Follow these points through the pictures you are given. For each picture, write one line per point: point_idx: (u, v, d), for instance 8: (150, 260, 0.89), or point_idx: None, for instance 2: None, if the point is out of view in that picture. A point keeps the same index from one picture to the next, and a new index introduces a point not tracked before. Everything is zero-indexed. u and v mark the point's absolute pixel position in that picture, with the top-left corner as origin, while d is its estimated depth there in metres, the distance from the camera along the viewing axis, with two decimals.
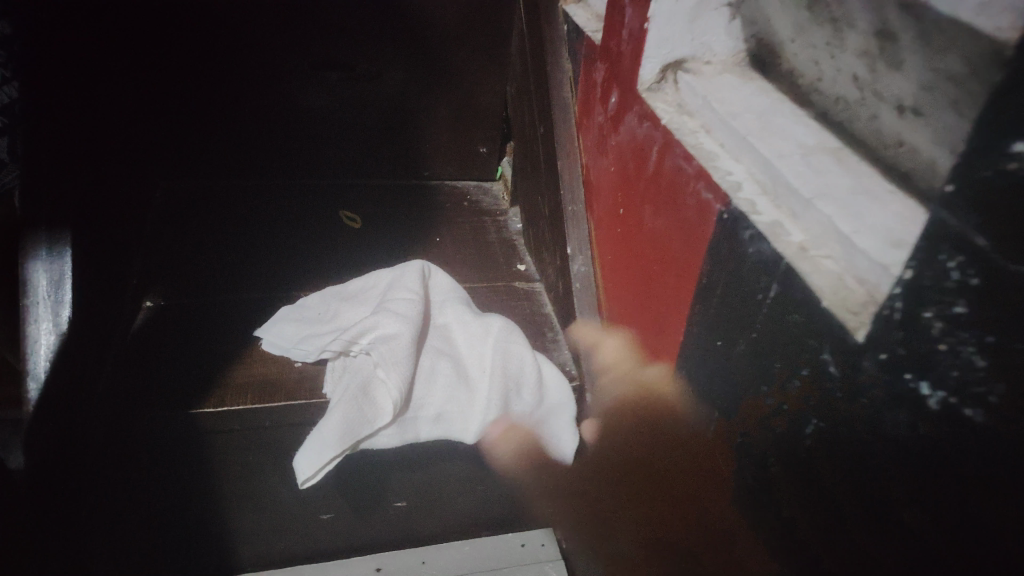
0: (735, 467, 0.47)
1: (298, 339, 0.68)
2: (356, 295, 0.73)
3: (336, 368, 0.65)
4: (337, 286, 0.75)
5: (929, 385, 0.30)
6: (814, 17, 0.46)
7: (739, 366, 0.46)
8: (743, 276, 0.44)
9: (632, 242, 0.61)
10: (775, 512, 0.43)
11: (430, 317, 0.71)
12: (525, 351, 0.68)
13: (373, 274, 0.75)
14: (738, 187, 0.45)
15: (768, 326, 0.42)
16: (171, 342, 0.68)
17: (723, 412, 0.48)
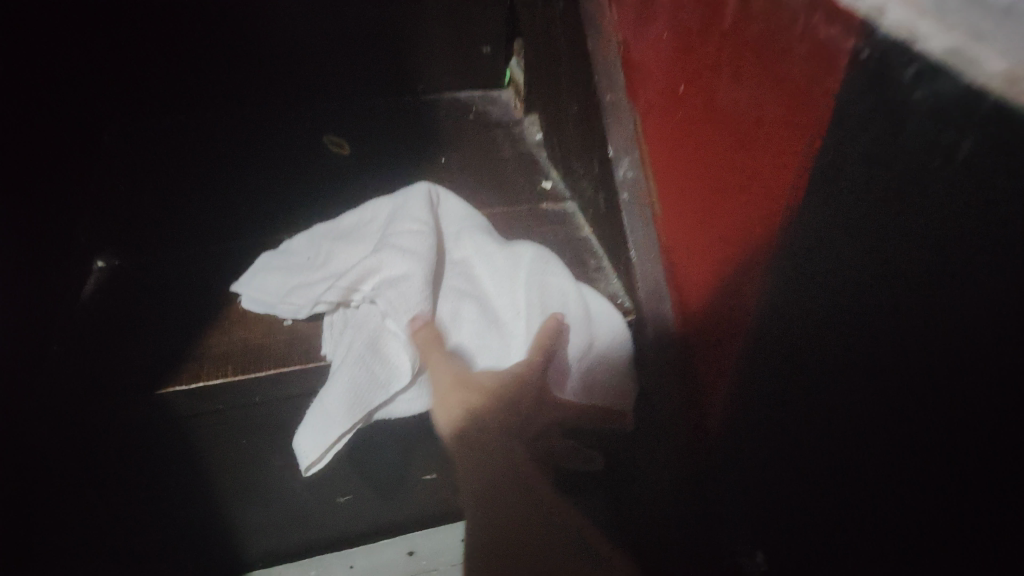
0: (860, 427, 0.33)
1: (286, 294, 0.55)
2: (350, 232, 0.60)
3: (336, 324, 0.52)
4: (327, 224, 0.62)
5: None
6: None
7: (875, 290, 0.31)
8: (887, 148, 0.29)
9: (697, 129, 0.46)
10: (930, 494, 0.29)
11: (444, 252, 0.58)
12: (567, 285, 0.53)
13: (367, 205, 0.61)
14: (882, 12, 0.29)
15: (929, 211, 0.27)
16: (132, 309, 0.55)
17: (840, 348, 0.34)
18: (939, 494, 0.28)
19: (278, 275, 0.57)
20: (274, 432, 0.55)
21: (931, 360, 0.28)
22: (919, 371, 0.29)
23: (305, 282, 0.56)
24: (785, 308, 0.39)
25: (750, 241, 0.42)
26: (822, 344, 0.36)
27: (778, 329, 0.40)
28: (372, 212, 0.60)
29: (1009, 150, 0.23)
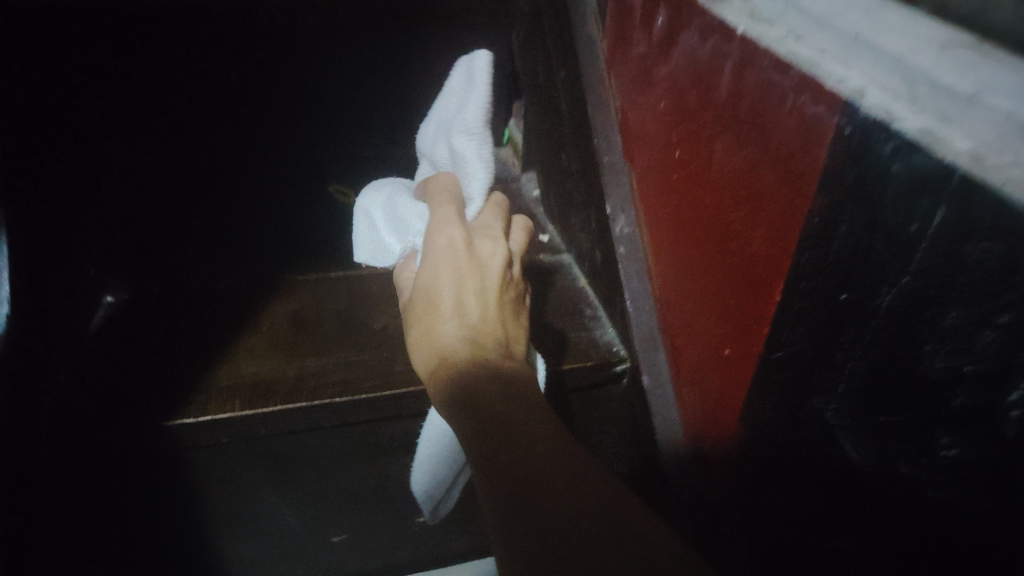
0: (872, 452, 0.36)
1: (367, 224, 0.66)
2: (453, 160, 0.63)
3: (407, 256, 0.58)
4: (436, 120, 0.66)
5: None
6: None
7: (875, 328, 0.35)
8: (889, 211, 0.34)
9: (726, 193, 0.47)
10: (942, 507, 0.32)
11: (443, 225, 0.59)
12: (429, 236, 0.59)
13: (473, 65, 0.63)
14: (862, 93, 0.36)
15: (930, 266, 0.32)
16: (140, 340, 0.58)
17: (845, 385, 0.38)
18: (828, 502, 0.40)
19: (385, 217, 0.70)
20: (276, 466, 0.57)
21: (803, 373, 0.41)
22: (790, 381, 0.43)
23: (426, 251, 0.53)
24: (783, 350, 0.43)
25: (757, 308, 0.45)
26: (830, 383, 0.39)
27: (773, 371, 0.44)
28: (472, 142, 0.62)
29: (982, 222, 0.29)
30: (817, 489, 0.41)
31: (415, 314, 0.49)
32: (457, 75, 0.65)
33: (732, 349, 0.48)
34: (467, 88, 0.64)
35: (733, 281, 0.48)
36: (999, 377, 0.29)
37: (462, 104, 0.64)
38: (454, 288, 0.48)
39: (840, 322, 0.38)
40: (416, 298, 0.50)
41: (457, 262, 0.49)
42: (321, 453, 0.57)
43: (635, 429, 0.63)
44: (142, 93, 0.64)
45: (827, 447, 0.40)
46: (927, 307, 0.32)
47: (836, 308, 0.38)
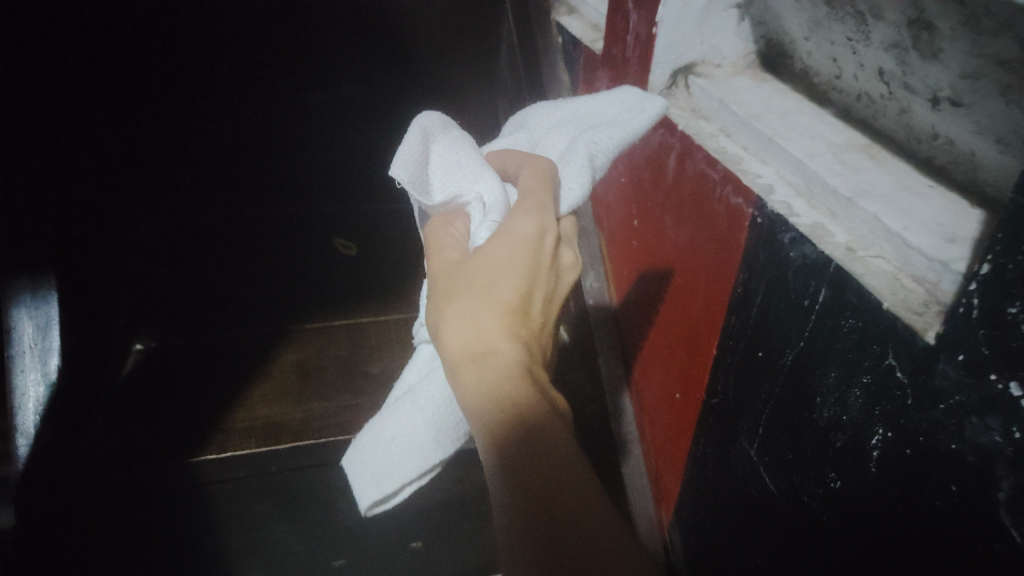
0: (784, 485, 0.44)
1: (414, 143, 0.51)
2: (554, 144, 0.52)
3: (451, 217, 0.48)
4: (561, 105, 0.55)
5: (1019, 385, 0.28)
6: (835, 14, 0.45)
7: (783, 379, 0.43)
8: (787, 286, 0.42)
9: (673, 260, 0.56)
10: (833, 531, 0.39)
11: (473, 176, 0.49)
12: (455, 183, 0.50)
13: (628, 96, 0.53)
14: (770, 189, 0.44)
15: (817, 334, 0.40)
16: (168, 382, 0.66)
17: (766, 428, 0.46)
18: (753, 529, 0.48)
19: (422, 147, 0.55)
20: (284, 499, 0.64)
21: (733, 417, 0.49)
22: (724, 424, 0.51)
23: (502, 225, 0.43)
24: (719, 396, 0.51)
25: (699, 360, 0.53)
26: (754, 426, 0.47)
27: (713, 414, 0.52)
28: (584, 154, 0.50)
29: (849, 302, 0.37)
30: (745, 517, 0.49)
31: (456, 272, 0.41)
32: (617, 93, 0.54)
33: (682, 394, 0.57)
34: (614, 108, 0.53)
35: (680, 336, 0.56)
36: (865, 423, 0.37)
37: (599, 117, 0.53)
38: (524, 282, 0.39)
39: (758, 376, 0.46)
40: (470, 265, 0.40)
41: (537, 259, 0.41)
42: (325, 487, 0.64)
43: (606, 461, 0.70)
44: (160, 117, 0.80)
45: (753, 481, 0.47)
46: (816, 367, 0.40)
47: (755, 363, 0.46)
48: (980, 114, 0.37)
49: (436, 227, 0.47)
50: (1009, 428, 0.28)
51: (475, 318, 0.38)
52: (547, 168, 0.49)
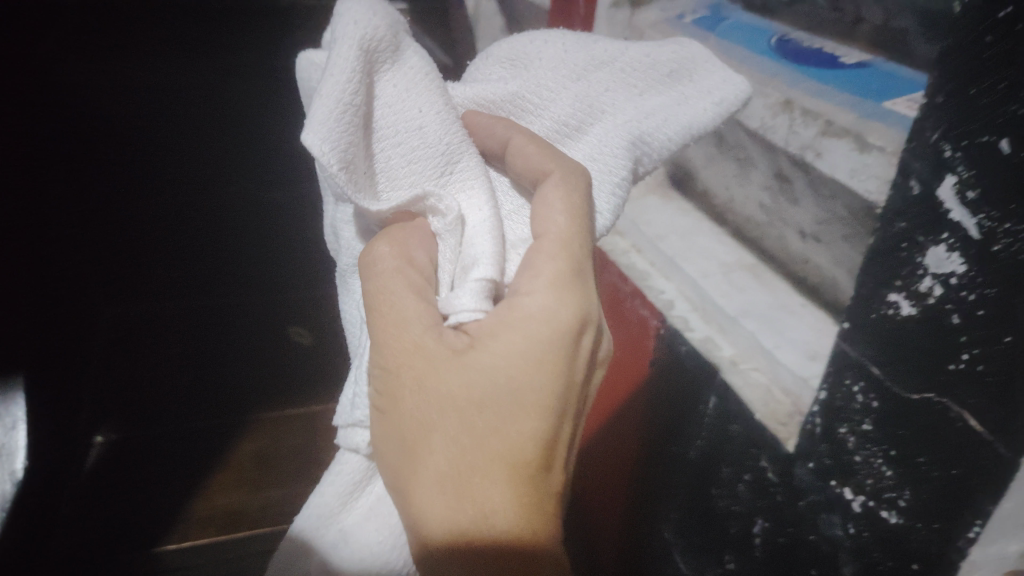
0: (696, 565, 0.50)
1: (349, 86, 0.33)
2: (580, 114, 0.41)
3: (413, 229, 0.36)
4: (581, 47, 0.42)
5: (851, 489, 0.35)
6: (723, 155, 0.54)
7: (688, 470, 0.50)
8: (686, 389, 0.49)
9: None
10: None
11: (439, 164, 0.37)
12: (410, 165, 0.37)
13: (687, 57, 0.42)
14: (671, 305, 0.51)
15: (711, 435, 0.47)
16: (137, 469, 0.68)
17: (680, 513, 0.52)
18: None
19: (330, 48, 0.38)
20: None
21: (653, 501, 0.55)
22: (646, 506, 0.57)
23: (515, 297, 0.33)
24: (641, 482, 0.57)
25: (622, 448, 0.60)
26: (670, 510, 0.53)
27: (637, 497, 0.58)
28: (627, 147, 0.40)
29: (730, 410, 0.44)
30: None
31: (442, 373, 0.32)
32: (672, 49, 0.42)
33: (610, 477, 0.63)
34: (669, 77, 0.42)
35: (607, 425, 0.62)
36: (750, 513, 0.43)
37: (646, 88, 0.42)
38: (522, 399, 0.32)
39: (669, 466, 0.53)
40: (466, 373, 0.32)
41: (569, 365, 0.33)
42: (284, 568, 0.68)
43: None
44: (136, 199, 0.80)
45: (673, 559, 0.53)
46: (713, 465, 0.47)
47: (666, 454, 0.53)
48: (835, 251, 0.44)
49: (395, 270, 0.34)
50: (846, 523, 0.36)
51: (476, 463, 0.32)
52: (581, 185, 0.36)
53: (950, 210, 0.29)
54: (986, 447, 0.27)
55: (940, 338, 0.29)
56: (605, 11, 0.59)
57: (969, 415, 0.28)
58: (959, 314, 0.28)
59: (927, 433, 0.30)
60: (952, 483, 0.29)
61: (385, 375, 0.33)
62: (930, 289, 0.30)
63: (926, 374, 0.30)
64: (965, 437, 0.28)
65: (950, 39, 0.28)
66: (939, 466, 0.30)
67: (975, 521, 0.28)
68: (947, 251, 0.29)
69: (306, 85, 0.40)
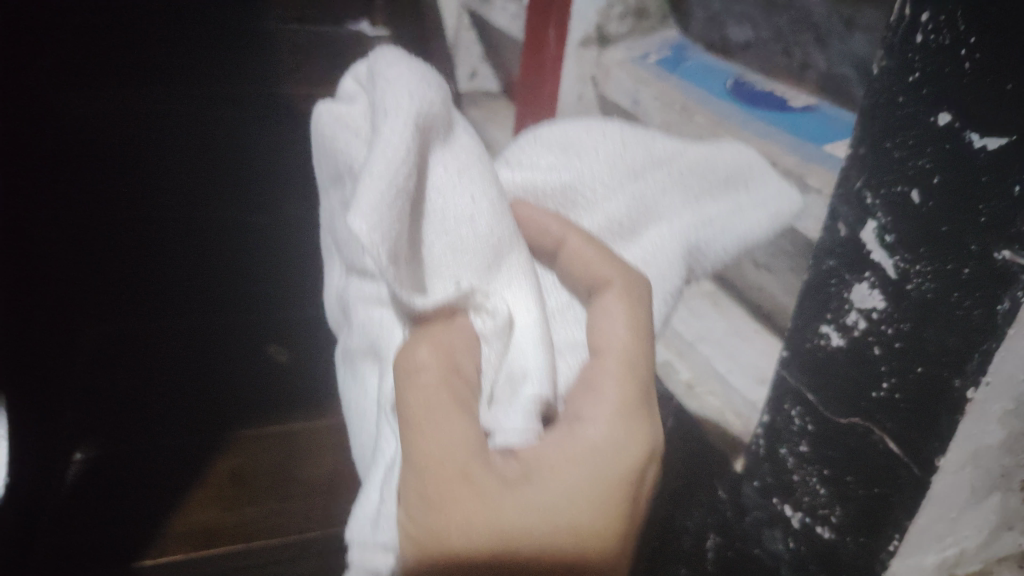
0: None
1: (405, 162, 0.30)
2: (634, 215, 0.38)
3: (457, 331, 0.30)
4: (641, 145, 0.38)
5: (790, 506, 0.38)
6: None
7: None
8: None
9: None
10: None
11: (489, 267, 0.33)
12: (455, 264, 0.32)
13: (747, 162, 0.38)
14: None
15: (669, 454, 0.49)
16: (116, 484, 0.69)
17: None
18: None
19: (360, 105, 0.36)
20: None
21: None
22: None
23: (573, 421, 0.31)
24: None
25: None
26: None
27: None
28: (681, 259, 0.38)
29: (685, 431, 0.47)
30: None
31: (494, 505, 0.28)
32: (732, 151, 0.38)
33: None
34: (723, 183, 0.38)
35: None
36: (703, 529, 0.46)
37: (700, 193, 0.38)
38: (579, 543, 0.29)
39: None
40: (520, 505, 0.28)
41: (630, 500, 0.30)
42: None
43: None
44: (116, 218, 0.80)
45: None
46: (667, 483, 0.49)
47: None
48: (784, 281, 0.47)
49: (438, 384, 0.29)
50: (787, 538, 0.39)
51: None
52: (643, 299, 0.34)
53: (871, 252, 0.32)
54: (902, 467, 0.31)
55: (864, 368, 0.32)
56: (575, 49, 0.64)
57: (889, 439, 0.31)
58: (880, 346, 0.31)
59: (854, 456, 0.33)
60: (876, 501, 0.32)
61: (427, 503, 0.28)
62: (855, 323, 0.33)
63: (853, 400, 0.33)
64: (887, 458, 0.31)
65: (870, 97, 0.31)
66: (864, 485, 0.33)
67: (893, 536, 0.32)
68: (869, 288, 0.32)
69: (332, 137, 0.37)
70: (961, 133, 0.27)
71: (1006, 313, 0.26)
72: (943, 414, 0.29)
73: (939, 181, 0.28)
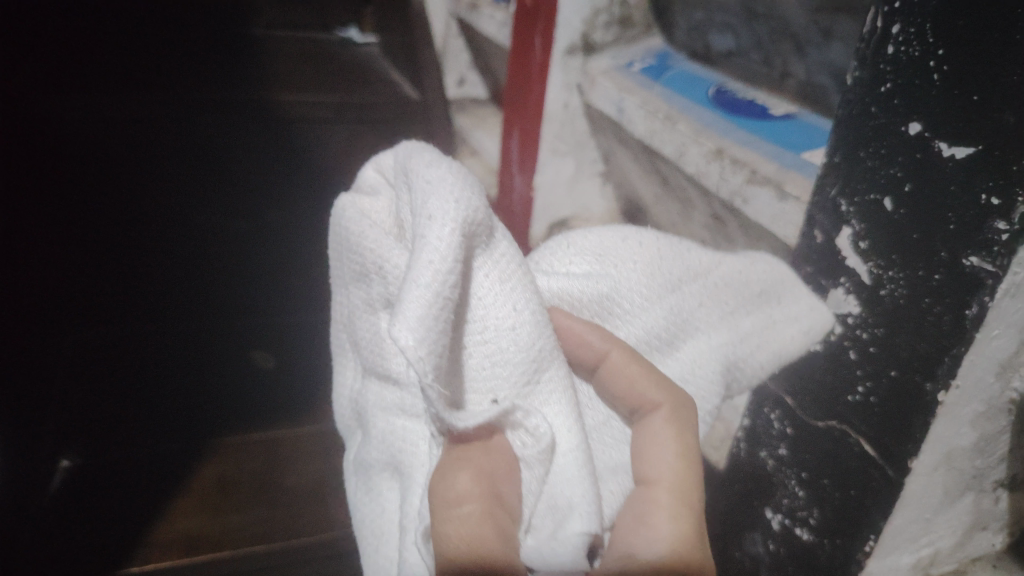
0: None
1: (449, 278, 0.25)
2: (672, 329, 0.34)
3: (496, 452, 0.28)
4: (678, 258, 0.34)
5: (770, 509, 0.38)
6: (669, 195, 0.57)
7: None
8: None
9: None
10: None
11: (528, 386, 0.30)
12: (491, 384, 0.30)
13: (775, 278, 0.36)
14: None
15: None
16: (103, 491, 0.68)
17: None
18: None
19: (385, 197, 0.32)
20: None
21: None
22: None
23: (626, 555, 0.28)
24: None
25: None
26: None
27: None
28: (721, 378, 0.34)
29: None
30: None
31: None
32: (763, 265, 0.36)
33: None
34: (758, 297, 0.35)
35: None
36: None
37: (737, 307, 0.35)
38: None
39: None
40: None
41: None
42: None
43: None
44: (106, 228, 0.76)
45: None
46: None
47: None
48: None
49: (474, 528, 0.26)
50: (766, 541, 0.39)
51: None
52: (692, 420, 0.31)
53: (846, 258, 0.32)
54: (876, 470, 0.31)
55: (840, 371, 0.33)
56: (560, 57, 0.64)
57: (864, 441, 0.32)
58: (855, 351, 0.32)
59: (831, 459, 0.34)
60: (852, 502, 0.33)
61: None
62: (832, 328, 0.33)
63: (829, 404, 0.34)
64: (862, 460, 0.32)
65: (844, 107, 0.32)
66: (840, 487, 0.33)
67: (869, 537, 0.32)
68: (844, 293, 0.32)
69: (345, 224, 0.33)
70: (931, 142, 0.28)
71: (974, 318, 0.26)
72: (914, 417, 0.29)
73: (909, 189, 0.29)
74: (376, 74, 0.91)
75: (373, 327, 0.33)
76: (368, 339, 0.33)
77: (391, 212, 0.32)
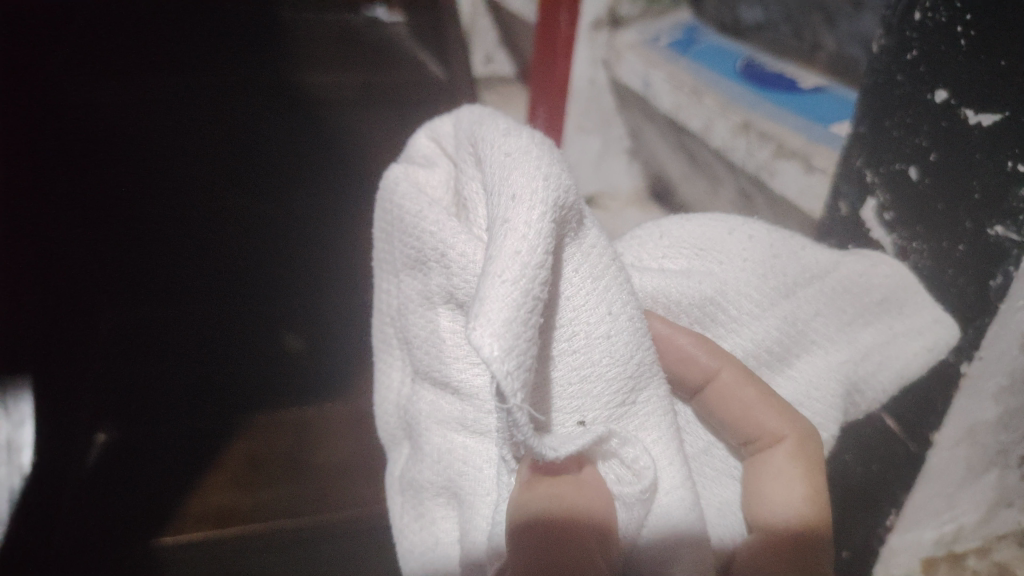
0: None
1: (538, 273, 0.24)
2: (786, 342, 0.29)
3: (590, 489, 0.27)
4: (792, 256, 0.30)
5: None
6: (696, 171, 0.57)
7: None
8: None
9: None
10: None
11: (616, 404, 0.28)
12: (577, 398, 0.27)
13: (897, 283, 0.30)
14: None
15: None
16: (136, 467, 0.70)
17: None
18: None
19: (442, 171, 0.33)
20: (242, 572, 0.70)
21: None
22: None
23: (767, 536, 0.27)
24: None
25: None
26: None
27: None
28: (840, 403, 0.29)
29: None
30: None
31: None
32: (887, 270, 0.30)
33: None
34: (879, 308, 0.30)
35: None
36: None
37: (859, 317, 0.29)
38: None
39: None
40: None
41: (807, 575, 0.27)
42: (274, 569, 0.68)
43: None
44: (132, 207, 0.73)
45: None
46: None
47: None
48: None
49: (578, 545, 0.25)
50: None
51: None
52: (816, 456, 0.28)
53: (871, 229, 0.32)
54: (899, 445, 0.31)
55: None
56: (585, 32, 0.64)
57: (887, 416, 0.32)
58: None
59: (853, 434, 0.34)
60: (874, 477, 0.33)
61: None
62: None
63: None
64: (884, 435, 0.32)
65: (870, 75, 0.31)
66: (863, 462, 0.33)
67: (891, 510, 0.32)
68: None
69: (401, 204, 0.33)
70: (957, 110, 0.27)
71: (998, 288, 0.26)
72: (939, 391, 0.29)
73: (935, 159, 0.28)
74: (403, 50, 0.92)
75: (430, 324, 0.32)
76: (423, 339, 0.33)
77: (448, 190, 0.32)
